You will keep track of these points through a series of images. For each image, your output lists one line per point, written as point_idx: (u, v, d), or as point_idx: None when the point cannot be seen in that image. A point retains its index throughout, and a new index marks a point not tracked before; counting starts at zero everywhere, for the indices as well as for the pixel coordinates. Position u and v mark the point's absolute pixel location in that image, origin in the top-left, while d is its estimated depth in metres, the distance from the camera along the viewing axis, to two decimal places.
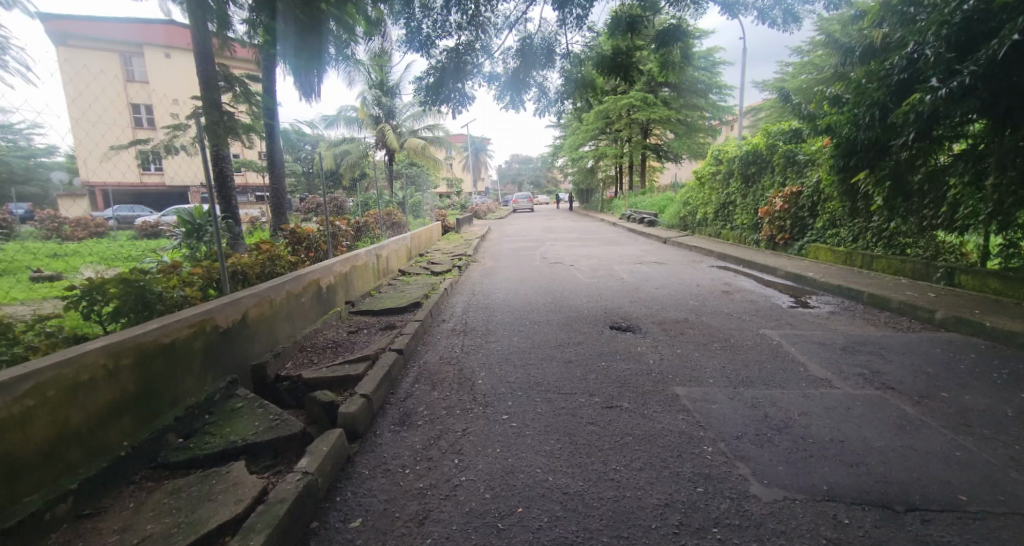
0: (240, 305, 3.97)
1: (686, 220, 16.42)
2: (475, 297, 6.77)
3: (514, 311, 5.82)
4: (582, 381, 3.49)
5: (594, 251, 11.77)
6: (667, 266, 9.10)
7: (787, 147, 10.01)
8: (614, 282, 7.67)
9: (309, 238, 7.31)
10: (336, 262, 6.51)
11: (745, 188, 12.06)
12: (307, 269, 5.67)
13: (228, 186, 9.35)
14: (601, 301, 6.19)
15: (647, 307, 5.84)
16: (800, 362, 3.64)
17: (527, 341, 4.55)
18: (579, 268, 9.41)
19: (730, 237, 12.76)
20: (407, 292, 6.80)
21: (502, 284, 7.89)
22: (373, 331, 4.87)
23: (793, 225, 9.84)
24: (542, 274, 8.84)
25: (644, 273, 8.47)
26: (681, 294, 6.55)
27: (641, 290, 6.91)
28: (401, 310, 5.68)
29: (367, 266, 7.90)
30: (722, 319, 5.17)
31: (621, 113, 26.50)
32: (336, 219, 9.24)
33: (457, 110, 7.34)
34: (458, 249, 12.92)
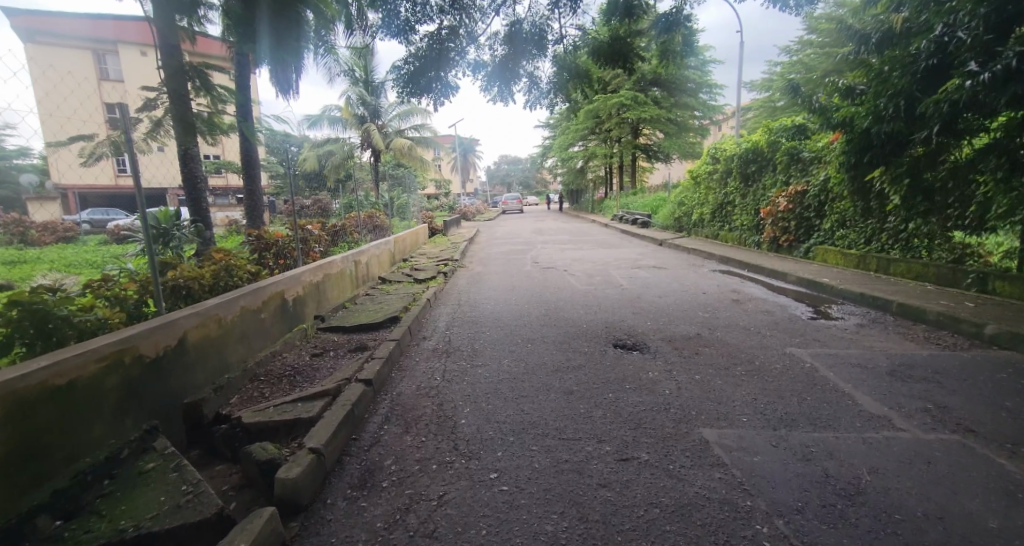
0: (176, 328, 3.32)
1: (681, 221, 15.88)
2: (461, 309, 6.13)
3: (505, 325, 5.20)
4: (587, 421, 2.89)
5: (588, 255, 11.18)
6: (668, 271, 8.55)
7: (790, 144, 9.50)
8: (612, 290, 7.07)
9: (277, 246, 6.65)
10: (305, 271, 5.87)
11: (744, 187, 11.53)
12: (269, 280, 5.01)
13: (197, 188, 8.65)
14: (600, 313, 5.61)
15: (653, 319, 5.27)
16: (845, 393, 3.07)
17: (519, 365, 3.93)
18: (574, 273, 8.82)
19: (729, 239, 12.24)
20: (385, 303, 6.16)
21: (490, 293, 7.26)
22: (341, 353, 4.22)
23: (797, 226, 9.31)
24: (533, 281, 8.23)
25: (645, 279, 7.89)
26: (688, 304, 5.98)
27: (644, 299, 6.33)
28: (376, 326, 5.05)
29: (343, 275, 7.27)
30: (739, 334, 4.60)
31: (611, 112, 26.01)
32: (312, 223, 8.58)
33: (439, 103, 6.69)
34: (444, 253, 12.28)
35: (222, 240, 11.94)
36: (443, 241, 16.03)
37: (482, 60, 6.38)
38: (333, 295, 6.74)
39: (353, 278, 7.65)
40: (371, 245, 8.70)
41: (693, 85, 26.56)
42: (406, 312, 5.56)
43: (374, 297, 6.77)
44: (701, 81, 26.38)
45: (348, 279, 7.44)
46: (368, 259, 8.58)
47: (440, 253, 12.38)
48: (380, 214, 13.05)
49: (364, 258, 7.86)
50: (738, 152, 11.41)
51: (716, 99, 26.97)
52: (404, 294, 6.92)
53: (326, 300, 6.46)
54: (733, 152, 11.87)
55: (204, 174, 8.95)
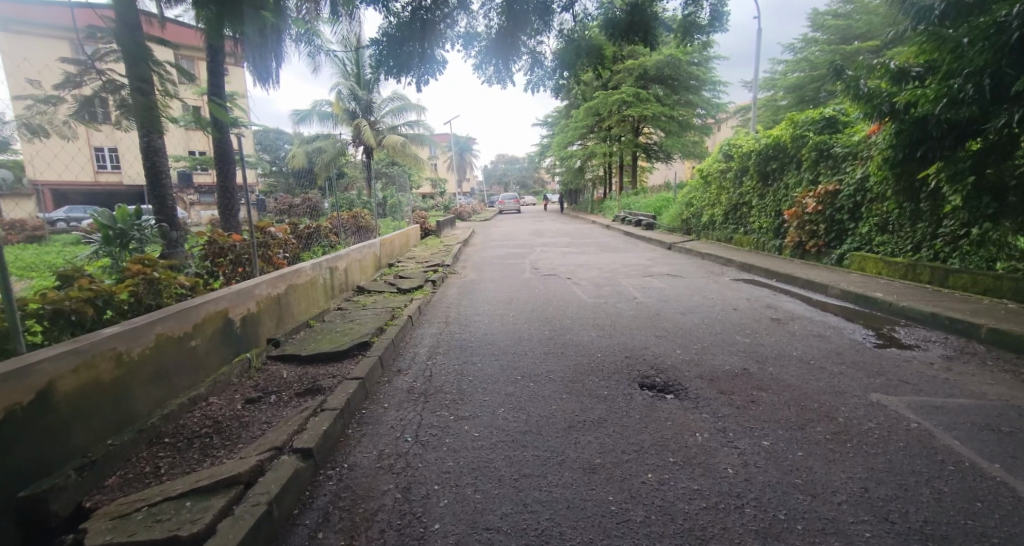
0: (29, 380, 2.39)
1: (689, 223, 14.90)
2: (450, 329, 5.17)
3: (501, 354, 4.24)
4: (623, 534, 1.95)
5: (593, 261, 10.19)
6: (685, 281, 7.60)
7: (818, 139, 8.61)
8: (625, 305, 6.11)
9: (229, 249, 5.74)
10: (262, 285, 4.93)
11: (763, 186, 10.61)
12: (208, 296, 4.04)
13: (160, 185, 7.68)
14: (616, 336, 4.65)
15: (684, 346, 4.31)
16: (994, 482, 2.13)
17: (519, 419, 2.97)
18: (580, 283, 7.85)
19: (744, 242, 11.31)
20: (358, 321, 5.20)
21: (484, 307, 6.28)
22: (283, 398, 3.24)
23: (826, 230, 8.39)
24: (533, 292, 7.26)
25: (662, 291, 6.92)
26: (721, 324, 5.01)
27: (665, 318, 5.37)
28: (339, 354, 4.08)
29: (313, 286, 6.33)
30: (796, 368, 3.65)
31: (611, 109, 25.11)
32: (283, 223, 7.58)
33: (425, 83, 5.70)
34: (435, 257, 11.31)
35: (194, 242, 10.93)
36: (435, 244, 15.00)
37: (475, 31, 5.41)
38: (300, 311, 5.81)
39: (325, 290, 6.71)
40: (350, 249, 7.74)
41: (695, 82, 25.71)
42: (380, 335, 4.60)
43: (348, 312, 5.81)
44: (704, 78, 25.53)
45: (319, 291, 6.50)
46: (345, 267, 7.63)
47: (431, 258, 11.39)
48: (365, 214, 12.03)
49: (340, 266, 6.92)
50: (755, 149, 10.51)
51: (720, 97, 26.08)
52: (382, 308, 5.94)
53: (290, 318, 5.52)
54: (750, 148, 10.94)
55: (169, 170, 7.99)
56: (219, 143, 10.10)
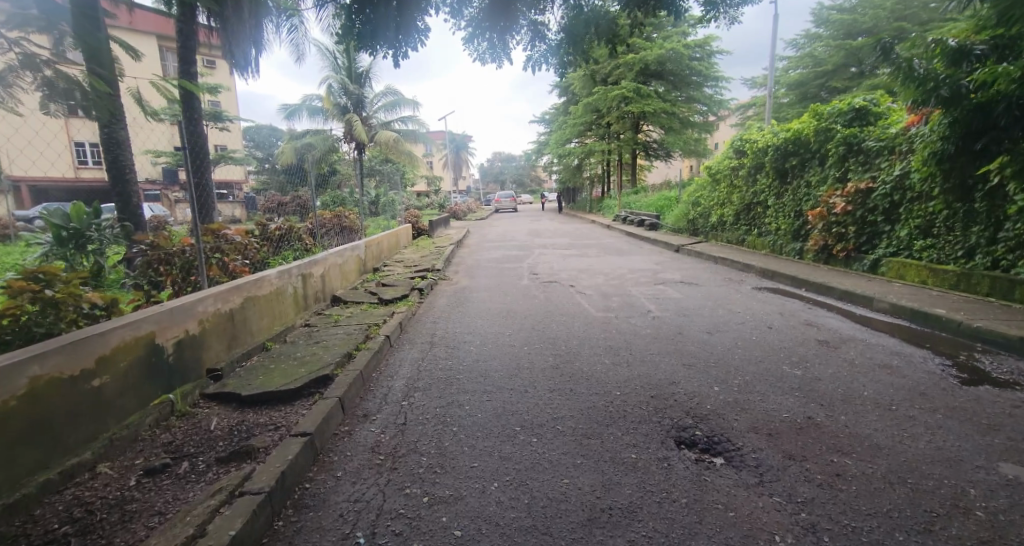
0: None
1: (696, 223, 14.08)
2: (434, 354, 4.34)
3: (495, 392, 3.41)
4: None
5: (597, 265, 9.38)
6: (702, 290, 6.81)
7: (847, 132, 7.85)
8: (640, 322, 5.30)
9: (174, 257, 4.91)
10: (208, 301, 4.09)
11: (781, 185, 9.82)
12: (127, 318, 3.22)
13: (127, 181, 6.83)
14: (637, 366, 3.84)
15: (721, 380, 3.51)
16: None
17: (519, 505, 2.16)
18: (584, 292, 7.03)
19: (758, 245, 10.56)
20: (325, 343, 4.36)
21: (477, 322, 5.45)
22: (197, 466, 2.38)
23: (856, 233, 7.60)
24: (533, 303, 6.44)
25: (680, 303, 6.10)
26: (758, 347, 4.20)
27: (690, 339, 4.57)
28: (290, 393, 3.23)
29: (278, 297, 5.48)
30: (876, 415, 2.85)
31: (610, 105, 24.34)
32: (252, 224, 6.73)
33: (405, 56, 4.84)
34: (427, 260, 10.51)
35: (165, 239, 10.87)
36: (427, 244, 14.16)
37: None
38: (260, 326, 4.97)
39: (293, 300, 5.87)
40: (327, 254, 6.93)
41: (697, 79, 24.90)
42: (346, 364, 3.77)
43: (316, 329, 4.99)
44: (706, 75, 24.71)
45: (285, 302, 5.66)
46: (320, 273, 6.79)
47: (421, 261, 10.59)
48: (349, 213, 11.18)
49: (313, 273, 6.09)
50: (773, 144, 9.73)
51: (722, 94, 25.28)
52: (357, 324, 5.11)
53: (247, 336, 4.69)
54: (767, 143, 10.13)
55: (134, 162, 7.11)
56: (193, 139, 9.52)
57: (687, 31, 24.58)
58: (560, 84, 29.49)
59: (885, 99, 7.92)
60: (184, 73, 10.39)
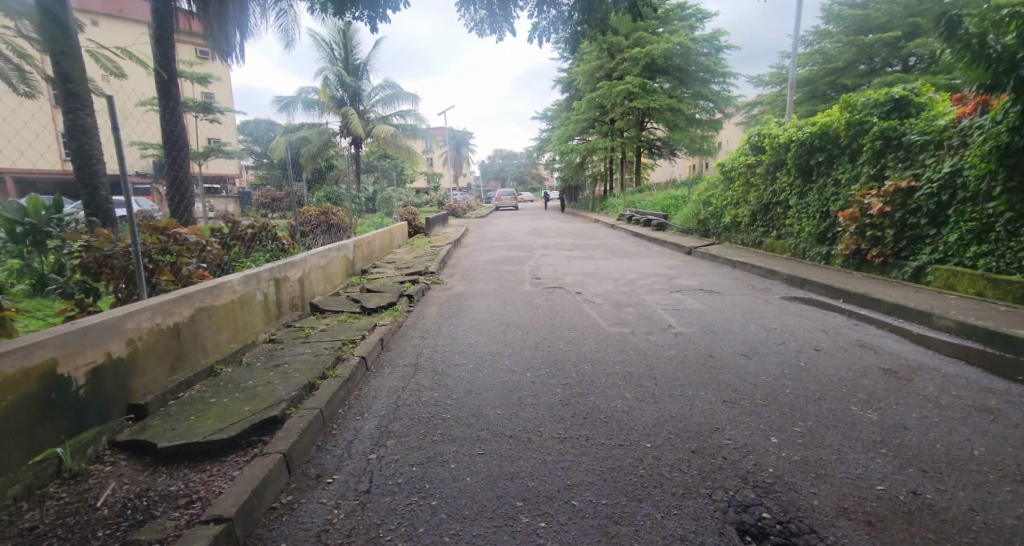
0: None
1: (708, 224, 13.32)
2: (418, 381, 3.62)
3: (489, 440, 2.68)
4: None
5: (605, 269, 8.66)
6: (726, 300, 6.11)
7: (885, 124, 7.12)
8: (660, 340, 4.58)
9: (112, 260, 4.11)
10: (144, 319, 3.42)
11: (805, 184, 9.10)
12: (16, 342, 2.61)
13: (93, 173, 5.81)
14: (665, 402, 3.13)
15: (776, 424, 2.78)
16: None
17: None
18: (593, 301, 6.30)
19: (778, 248, 9.83)
20: (286, 367, 3.62)
21: (472, 338, 4.73)
22: None
23: (894, 236, 6.86)
24: (535, 313, 5.72)
25: (703, 317, 5.38)
26: (809, 376, 3.48)
27: (725, 364, 3.85)
28: (224, 444, 2.49)
29: (244, 307, 4.79)
30: (1001, 487, 2.12)
31: (614, 102, 23.60)
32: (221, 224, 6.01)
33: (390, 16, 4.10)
34: (421, 262, 9.79)
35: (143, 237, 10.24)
36: (423, 243, 13.42)
37: None
38: (218, 343, 4.28)
39: (264, 310, 5.16)
40: (305, 256, 6.19)
41: (704, 75, 24.14)
42: (304, 399, 3.03)
43: (283, 346, 4.26)
44: (713, 71, 23.91)
45: (253, 312, 4.95)
46: (298, 277, 6.08)
47: (415, 262, 9.87)
48: (338, 210, 10.45)
49: (288, 278, 5.39)
50: (798, 139, 9.00)
51: (729, 91, 24.49)
52: (331, 340, 4.39)
53: (198, 356, 4.00)
54: (790, 138, 9.40)
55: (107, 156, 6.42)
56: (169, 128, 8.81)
57: (694, 25, 23.78)
58: (562, 79, 28.71)
59: (926, 88, 7.19)
60: (162, 56, 9.65)
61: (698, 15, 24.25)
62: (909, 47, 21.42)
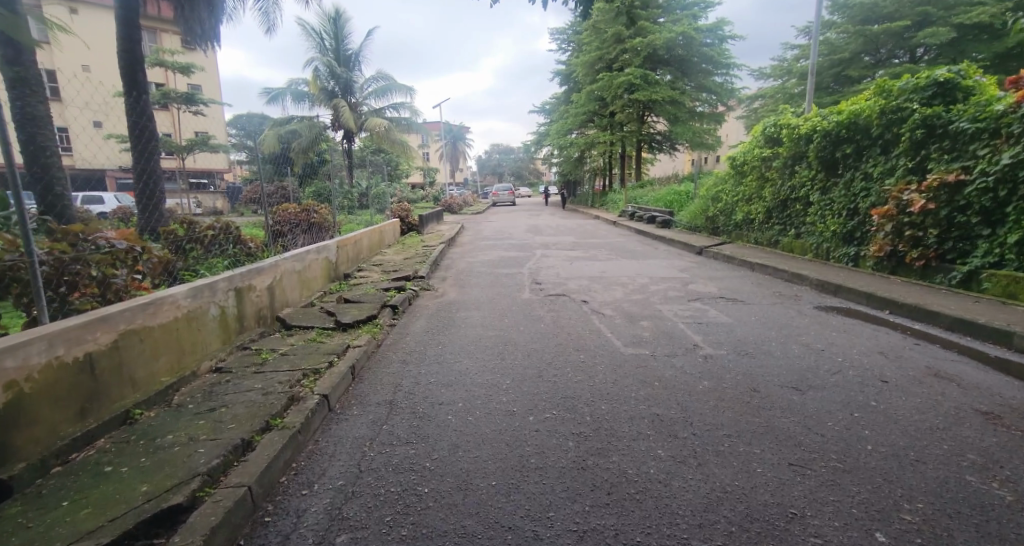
0: None
1: (716, 221, 12.58)
2: (392, 429, 2.87)
3: (480, 536, 1.96)
4: None
5: (612, 272, 7.92)
6: (754, 312, 5.38)
7: (928, 111, 6.37)
8: (688, 366, 3.84)
9: (15, 271, 3.27)
10: (37, 354, 2.73)
11: (829, 178, 8.35)
12: None
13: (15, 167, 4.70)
14: (711, 468, 2.40)
15: (871, 509, 2.05)
16: None
17: None
18: (603, 314, 5.56)
19: (797, 248, 9.11)
20: (223, 413, 2.85)
21: (464, 362, 3.99)
22: None
23: (937, 237, 6.14)
24: (536, 328, 4.97)
25: (732, 333, 4.66)
26: (888, 422, 2.75)
27: (774, 401, 3.11)
28: None
29: (192, 324, 4.03)
30: None
31: (614, 94, 22.84)
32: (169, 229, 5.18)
33: None
34: (412, 264, 9.02)
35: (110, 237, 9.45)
36: (416, 242, 12.67)
37: None
38: (153, 370, 3.54)
39: (221, 325, 4.41)
40: (272, 262, 5.40)
41: (706, 66, 23.41)
42: (232, 468, 2.26)
43: (230, 377, 3.50)
44: (716, 62, 23.15)
45: (204, 329, 4.19)
46: (266, 285, 5.32)
47: (405, 264, 9.11)
48: (320, 208, 9.64)
49: (250, 287, 4.62)
50: (822, 129, 8.24)
51: (732, 82, 23.75)
52: (289, 369, 3.63)
53: (122, 390, 3.26)
54: (813, 128, 8.63)
55: (50, 148, 5.62)
56: (132, 118, 8.02)
57: (696, 15, 23.01)
58: (560, 71, 27.91)
59: (973, 70, 6.42)
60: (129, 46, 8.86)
61: (701, 4, 23.43)
62: (919, 38, 20.63)
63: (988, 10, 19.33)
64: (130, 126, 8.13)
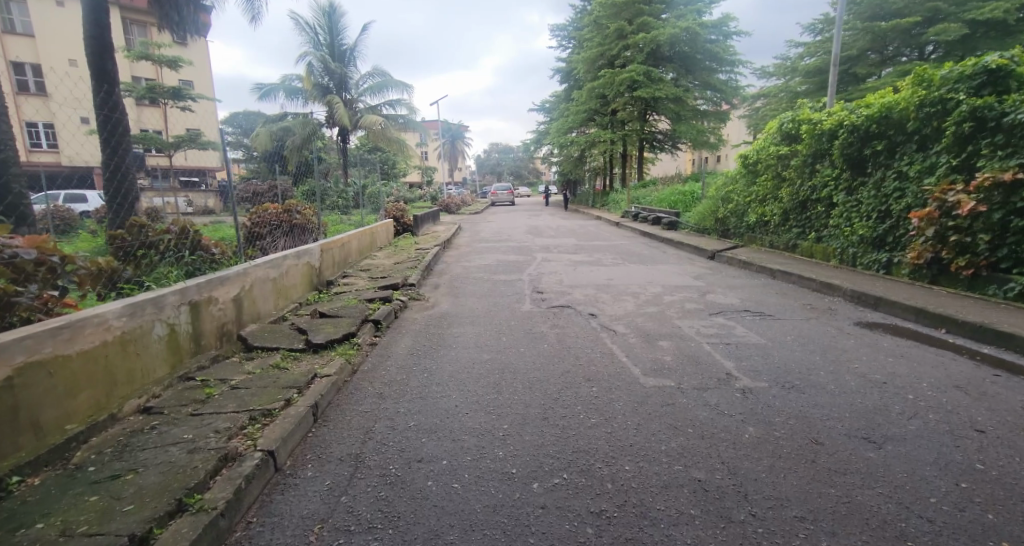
0: None
1: (727, 223, 11.89)
2: (354, 503, 2.20)
3: None
4: None
5: (619, 279, 7.25)
6: (786, 330, 4.72)
7: (978, 102, 5.69)
8: (725, 404, 3.15)
9: None
10: None
11: (856, 178, 7.67)
12: None
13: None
14: None
15: None
16: None
17: None
18: (614, 330, 4.87)
19: (818, 252, 8.45)
20: (127, 483, 2.16)
21: (453, 398, 3.31)
22: None
23: (988, 243, 5.47)
24: (538, 350, 4.27)
25: (768, 357, 3.99)
26: (1010, 500, 2.09)
27: (847, 461, 2.43)
28: None
29: (130, 347, 3.34)
30: None
31: (616, 91, 22.17)
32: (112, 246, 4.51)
33: None
34: (402, 269, 8.33)
35: (80, 240, 8.77)
36: (409, 244, 11.98)
37: None
38: (68, 409, 2.86)
39: (171, 346, 3.71)
40: (237, 270, 4.70)
41: (710, 63, 22.75)
42: None
43: (157, 421, 2.81)
44: (720, 59, 22.48)
45: (147, 353, 3.50)
46: (231, 296, 4.62)
47: (395, 269, 8.42)
48: (303, 207, 8.90)
49: (207, 302, 3.92)
50: (849, 124, 7.56)
51: (737, 80, 23.10)
52: (233, 411, 2.93)
53: (18, 441, 2.60)
54: (838, 123, 7.94)
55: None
56: (99, 113, 7.33)
57: (700, 10, 22.33)
58: (560, 68, 27.25)
59: None
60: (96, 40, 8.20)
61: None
62: (930, 34, 19.87)
63: (1002, 5, 18.63)
64: (98, 123, 7.45)
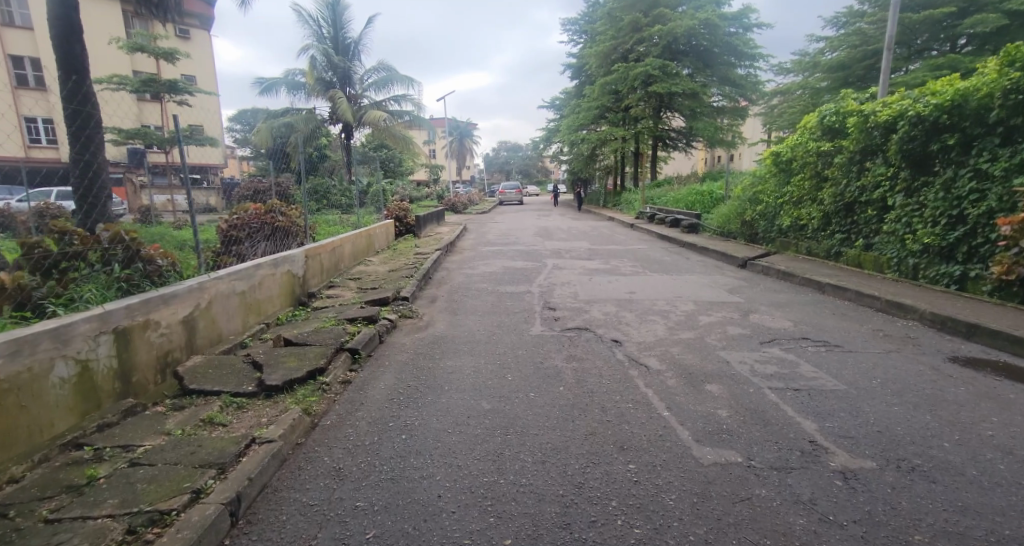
0: None
1: (755, 226, 10.87)
2: None
3: None
4: None
5: (643, 293, 6.27)
6: (865, 368, 3.73)
7: None
8: (827, 503, 2.18)
9: None
10: None
11: (918, 176, 6.62)
12: None
13: None
14: None
15: None
16: None
17: None
18: (646, 366, 3.88)
19: (868, 261, 7.41)
20: None
21: (435, 482, 2.37)
22: None
23: None
24: (552, 395, 3.32)
25: (858, 412, 3.00)
26: None
27: None
28: None
29: (8, 399, 2.42)
30: None
31: (630, 86, 21.11)
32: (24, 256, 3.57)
33: None
34: (397, 277, 7.40)
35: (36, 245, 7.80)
36: (408, 247, 11.06)
37: None
38: None
39: (80, 391, 2.79)
40: (187, 284, 3.77)
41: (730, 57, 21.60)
42: None
43: None
44: (740, 53, 21.34)
45: (39, 406, 2.58)
46: (181, 317, 3.69)
47: (390, 277, 7.49)
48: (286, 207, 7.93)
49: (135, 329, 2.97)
50: (911, 115, 6.51)
51: (757, 75, 21.95)
52: (109, 514, 2.03)
53: None
54: (897, 115, 6.88)
55: None
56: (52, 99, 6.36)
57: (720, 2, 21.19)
58: (572, 63, 26.20)
59: None
60: None
61: None
62: (965, 26, 18.60)
63: None
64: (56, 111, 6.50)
